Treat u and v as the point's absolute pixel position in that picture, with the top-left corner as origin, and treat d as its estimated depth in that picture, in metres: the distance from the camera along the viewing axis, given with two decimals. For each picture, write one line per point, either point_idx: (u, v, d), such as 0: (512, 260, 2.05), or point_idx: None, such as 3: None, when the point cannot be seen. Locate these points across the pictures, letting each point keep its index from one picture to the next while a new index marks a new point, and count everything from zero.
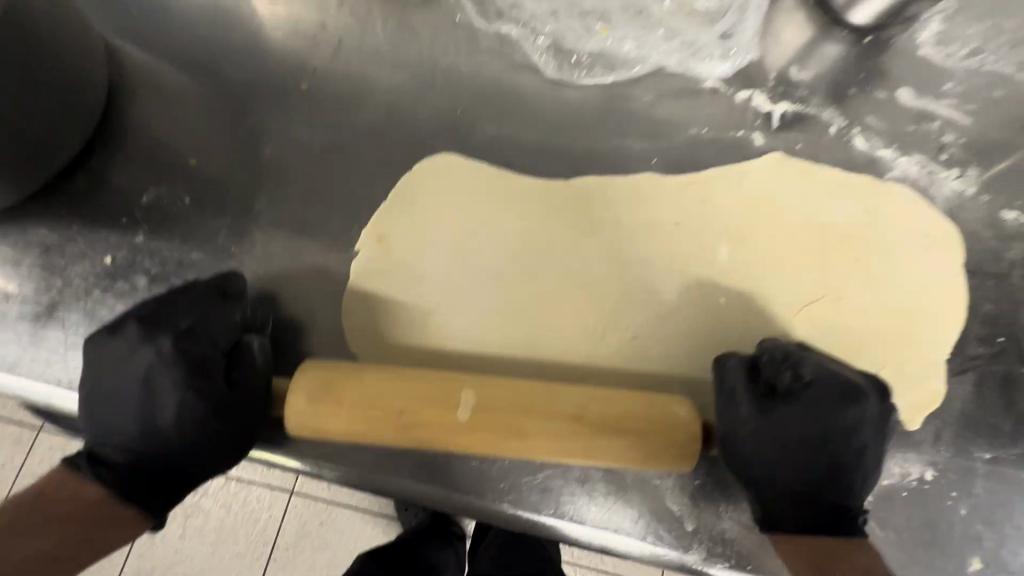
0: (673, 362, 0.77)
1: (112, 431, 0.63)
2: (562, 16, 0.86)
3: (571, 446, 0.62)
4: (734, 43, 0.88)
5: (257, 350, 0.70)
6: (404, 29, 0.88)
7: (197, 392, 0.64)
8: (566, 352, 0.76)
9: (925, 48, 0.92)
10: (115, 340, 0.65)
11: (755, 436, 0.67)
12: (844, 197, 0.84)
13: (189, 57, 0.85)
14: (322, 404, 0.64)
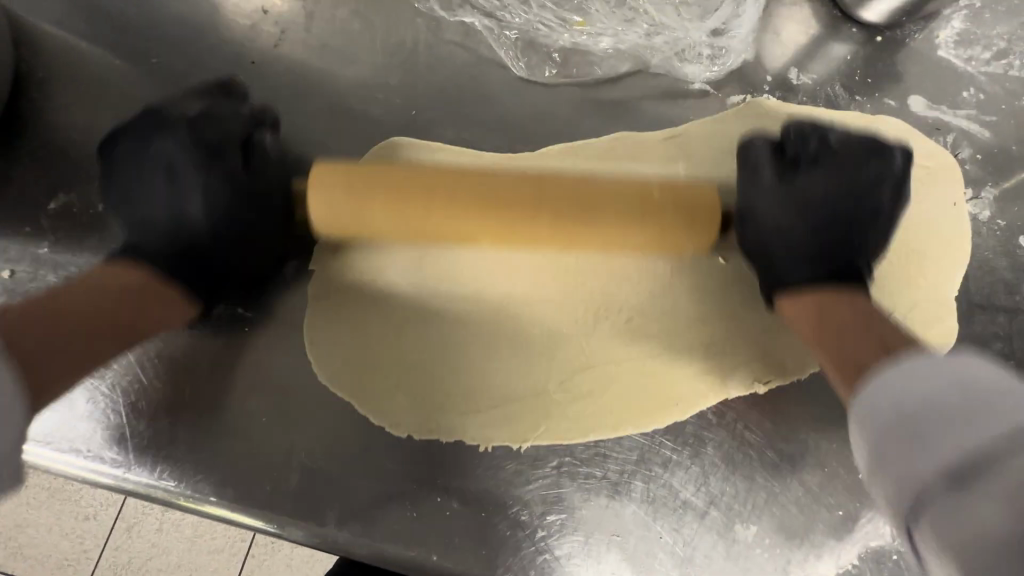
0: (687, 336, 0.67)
1: (143, 216, 0.61)
2: (535, 8, 0.78)
3: (583, 207, 0.62)
4: (726, 43, 0.79)
5: (269, 147, 0.65)
6: (358, 18, 0.79)
7: (214, 178, 0.61)
8: (559, 356, 0.66)
9: (944, 49, 0.84)
10: (127, 139, 0.62)
11: (785, 239, 0.64)
12: None
13: (112, 39, 0.76)
14: (330, 213, 0.63)
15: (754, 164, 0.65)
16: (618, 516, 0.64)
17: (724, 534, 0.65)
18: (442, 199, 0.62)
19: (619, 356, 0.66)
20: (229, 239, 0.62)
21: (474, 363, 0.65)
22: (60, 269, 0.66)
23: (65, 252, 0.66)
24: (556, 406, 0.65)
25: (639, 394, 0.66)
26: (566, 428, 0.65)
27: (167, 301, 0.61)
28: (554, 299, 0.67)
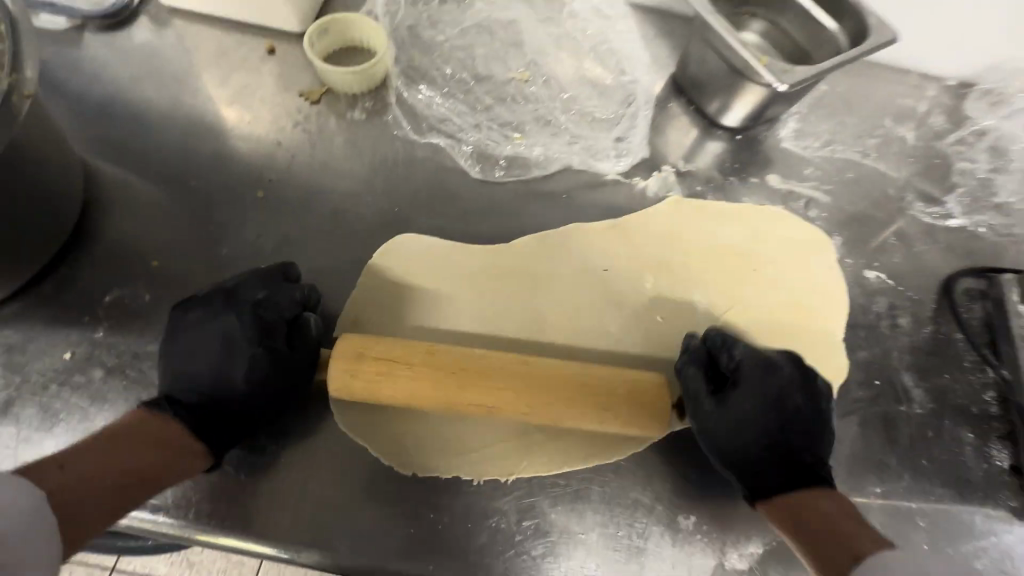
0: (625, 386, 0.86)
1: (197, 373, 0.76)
2: (484, 130, 1.06)
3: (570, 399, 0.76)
4: (627, 146, 1.07)
5: (314, 326, 0.82)
6: (350, 143, 1.04)
7: (262, 350, 0.76)
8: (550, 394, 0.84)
9: (787, 141, 1.14)
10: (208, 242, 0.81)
11: (717, 424, 0.78)
12: (731, 225, 1.01)
13: (161, 170, 0.98)
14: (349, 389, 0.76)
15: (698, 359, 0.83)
16: (581, 516, 0.78)
17: (670, 525, 0.79)
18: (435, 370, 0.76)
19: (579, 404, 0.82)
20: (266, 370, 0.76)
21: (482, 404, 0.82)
22: (112, 348, 0.81)
23: (118, 335, 0.82)
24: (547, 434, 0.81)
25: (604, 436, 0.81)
26: (554, 453, 0.80)
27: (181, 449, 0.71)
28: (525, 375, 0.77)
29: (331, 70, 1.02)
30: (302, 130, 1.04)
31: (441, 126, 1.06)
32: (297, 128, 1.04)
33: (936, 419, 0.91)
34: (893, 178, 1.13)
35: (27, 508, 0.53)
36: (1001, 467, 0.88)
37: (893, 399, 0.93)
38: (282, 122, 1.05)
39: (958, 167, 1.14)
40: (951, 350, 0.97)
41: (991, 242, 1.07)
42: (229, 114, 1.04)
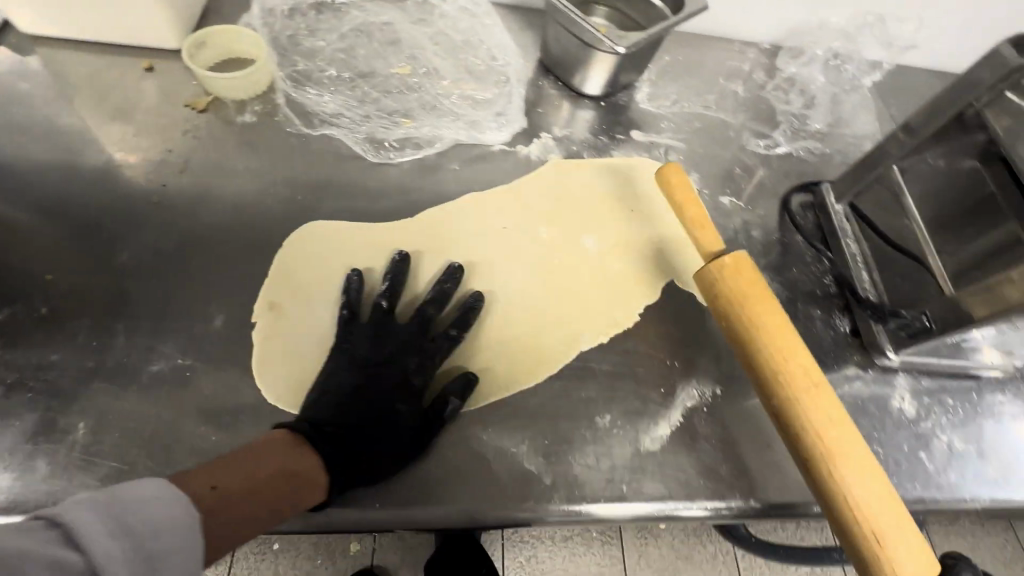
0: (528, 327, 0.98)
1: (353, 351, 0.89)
2: (374, 119, 1.14)
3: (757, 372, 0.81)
4: (506, 119, 1.20)
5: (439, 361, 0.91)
6: (245, 145, 1.08)
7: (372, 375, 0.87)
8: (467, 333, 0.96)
9: (643, 103, 1.33)
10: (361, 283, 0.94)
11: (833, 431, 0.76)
12: (607, 177, 1.18)
13: (45, 192, 0.97)
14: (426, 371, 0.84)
15: None
16: (511, 434, 0.86)
17: (589, 425, 0.88)
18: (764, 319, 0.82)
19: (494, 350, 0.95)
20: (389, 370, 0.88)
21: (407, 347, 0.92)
22: (11, 364, 0.80)
23: (17, 350, 0.80)
24: (465, 365, 0.93)
25: (523, 367, 0.93)
26: (474, 378, 0.91)
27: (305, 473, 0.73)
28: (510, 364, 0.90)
29: (214, 77, 1.06)
30: (193, 138, 1.07)
31: (333, 119, 1.13)
32: (187, 137, 1.07)
33: (790, 304, 1.10)
34: (731, 122, 1.35)
35: (183, 522, 0.57)
36: (844, 332, 1.08)
37: None
38: (172, 133, 1.06)
39: (778, 108, 1.38)
40: (794, 249, 1.17)
41: (812, 162, 1.31)
42: (113, 132, 1.05)
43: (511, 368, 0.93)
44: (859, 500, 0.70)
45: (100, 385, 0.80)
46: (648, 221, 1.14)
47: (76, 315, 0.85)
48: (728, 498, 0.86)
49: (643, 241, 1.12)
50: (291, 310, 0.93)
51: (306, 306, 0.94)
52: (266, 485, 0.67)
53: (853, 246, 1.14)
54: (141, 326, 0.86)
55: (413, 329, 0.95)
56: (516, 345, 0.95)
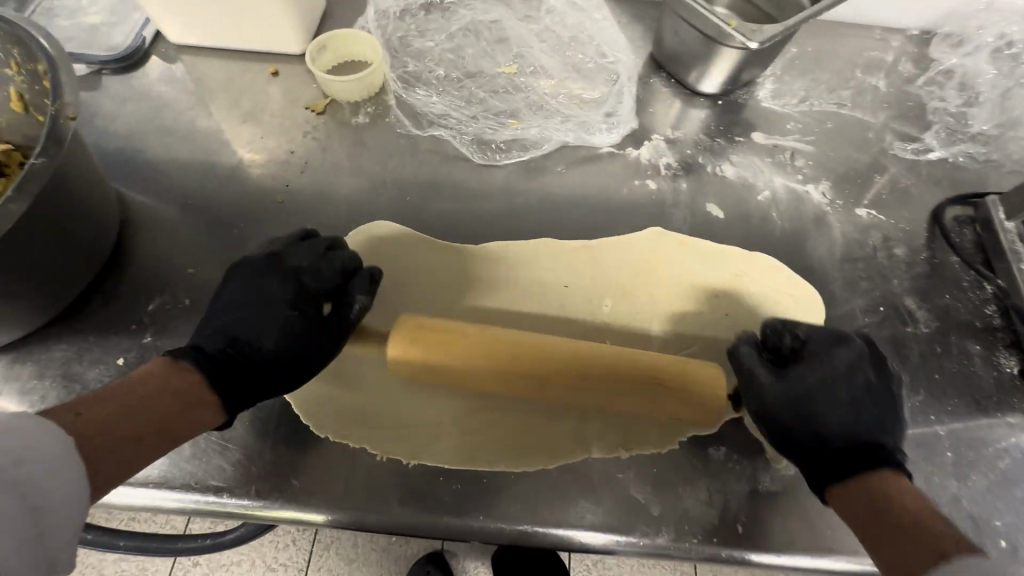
0: (551, 407, 0.85)
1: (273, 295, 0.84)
2: (481, 120, 1.13)
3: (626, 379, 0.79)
4: (616, 121, 1.14)
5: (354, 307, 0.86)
6: (358, 146, 1.11)
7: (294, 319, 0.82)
8: (527, 400, 0.85)
9: (766, 101, 1.21)
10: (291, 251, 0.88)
11: (777, 394, 0.80)
12: (712, 267, 0.99)
13: (188, 189, 1.06)
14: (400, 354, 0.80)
15: (748, 361, 0.82)
16: (619, 458, 0.82)
17: (701, 455, 0.83)
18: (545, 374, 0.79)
19: (499, 418, 0.84)
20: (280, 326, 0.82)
21: (469, 407, 0.84)
22: (161, 350, 0.87)
23: (166, 337, 0.88)
24: (529, 433, 0.83)
25: (502, 448, 0.82)
26: (539, 449, 0.82)
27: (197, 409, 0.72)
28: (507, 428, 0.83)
29: (334, 80, 1.09)
30: (312, 140, 1.11)
31: (442, 121, 1.13)
32: (307, 139, 1.11)
33: (942, 335, 0.96)
34: (871, 122, 1.19)
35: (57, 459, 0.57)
36: (1011, 373, 0.93)
37: (899, 321, 0.97)
38: (295, 134, 1.12)
39: (930, 106, 1.20)
40: (946, 272, 1.02)
41: (970, 170, 1.13)
42: (243, 134, 1.12)
43: (505, 441, 0.82)
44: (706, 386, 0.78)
45: None
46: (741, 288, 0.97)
47: None
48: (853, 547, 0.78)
49: (731, 316, 0.95)
50: None
51: None
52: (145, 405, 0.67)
53: None
54: None
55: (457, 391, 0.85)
56: (524, 424, 0.84)
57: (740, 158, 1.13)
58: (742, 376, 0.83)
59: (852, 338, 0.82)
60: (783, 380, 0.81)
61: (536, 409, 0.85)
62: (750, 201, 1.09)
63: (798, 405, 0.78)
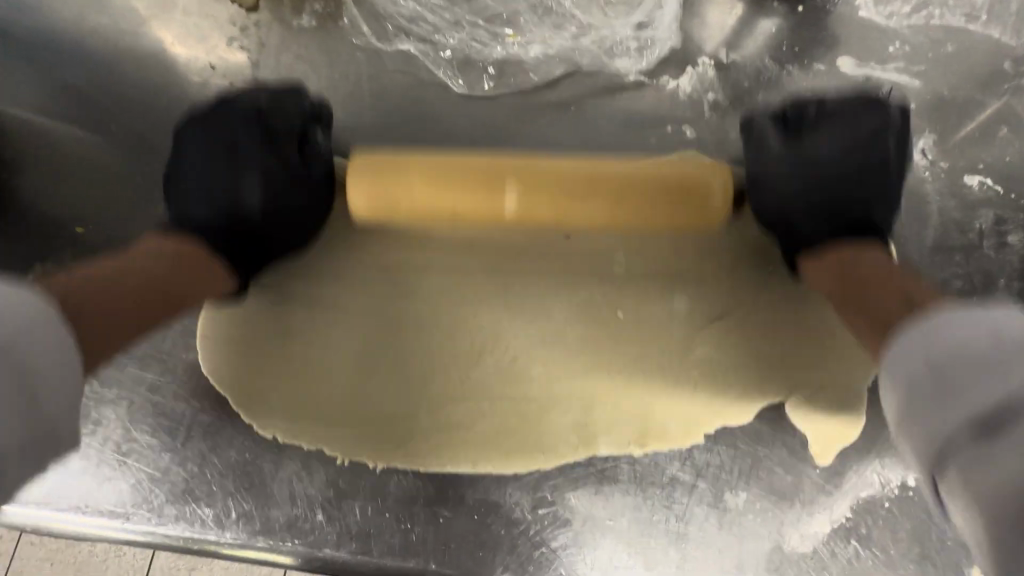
0: (566, 386, 0.63)
1: (211, 140, 0.64)
2: (466, 26, 0.82)
3: (622, 198, 0.61)
4: (651, 34, 0.82)
5: (323, 137, 0.67)
6: (301, 60, 0.83)
7: (255, 170, 0.63)
8: (520, 385, 0.63)
9: (865, 9, 0.87)
10: (223, 124, 0.65)
11: (782, 165, 0.65)
12: None
13: (81, 113, 0.81)
14: (373, 206, 0.62)
15: (759, 134, 0.68)
16: (609, 501, 0.65)
17: (716, 504, 0.66)
18: (565, 190, 0.61)
19: (490, 401, 0.63)
20: (232, 167, 0.63)
21: (448, 391, 0.63)
22: None
23: None
24: (523, 425, 0.63)
25: (501, 443, 0.63)
26: (535, 446, 0.63)
27: (209, 267, 0.59)
28: (505, 418, 0.63)
29: None
30: (239, 48, 0.83)
31: (410, 30, 0.82)
32: (234, 47, 0.83)
33: None
34: (1008, 48, 0.85)
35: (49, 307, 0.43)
36: None
37: None
38: (216, 39, 0.83)
39: None
40: None
41: None
42: (146, 33, 0.83)
43: (500, 433, 0.63)
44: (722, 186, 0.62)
45: (131, 373, 0.67)
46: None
47: None
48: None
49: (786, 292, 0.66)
50: None
51: None
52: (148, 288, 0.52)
53: None
54: None
55: (432, 367, 0.64)
56: (526, 416, 0.63)
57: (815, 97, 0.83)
58: (748, 141, 0.68)
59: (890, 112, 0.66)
60: (793, 152, 0.65)
61: (545, 392, 0.63)
62: None
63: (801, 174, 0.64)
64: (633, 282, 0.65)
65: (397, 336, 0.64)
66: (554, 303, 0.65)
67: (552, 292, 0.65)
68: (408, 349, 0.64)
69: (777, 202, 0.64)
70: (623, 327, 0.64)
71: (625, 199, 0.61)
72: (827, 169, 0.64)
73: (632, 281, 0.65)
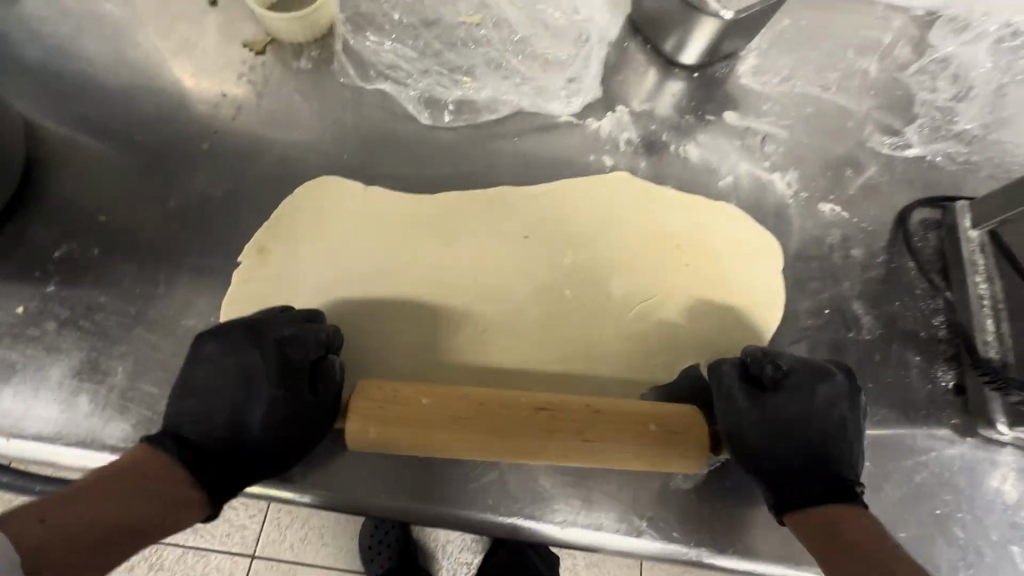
0: (528, 353, 0.87)
1: (204, 388, 0.73)
2: (432, 73, 1.03)
3: (592, 420, 0.72)
4: (578, 86, 1.05)
5: (338, 367, 0.79)
6: (298, 93, 1.02)
7: (282, 396, 0.73)
8: (490, 356, 0.87)
9: (746, 78, 1.13)
10: (218, 339, 0.75)
11: (753, 425, 0.76)
12: (678, 212, 0.98)
13: (111, 127, 0.98)
14: (381, 430, 0.71)
15: (727, 386, 0.79)
16: None
17: None
18: (525, 420, 0.72)
19: (473, 367, 0.86)
20: (245, 416, 0.73)
21: (439, 365, 0.86)
22: (64, 301, 0.83)
23: (70, 289, 0.83)
24: (494, 386, 0.85)
25: None
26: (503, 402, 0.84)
27: (182, 491, 0.65)
28: (484, 378, 0.85)
29: (269, 14, 0.96)
30: (247, 81, 1.02)
31: (390, 74, 1.04)
32: (242, 80, 1.02)
33: (883, 344, 0.94)
34: (851, 111, 1.12)
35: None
36: (945, 387, 0.91)
37: (842, 325, 0.95)
38: (228, 73, 1.02)
39: (919, 98, 1.13)
40: (901, 280, 0.98)
41: (948, 172, 1.08)
42: (169, 65, 1.01)
43: (484, 393, 0.85)
44: (670, 441, 0.72)
45: (140, 334, 0.81)
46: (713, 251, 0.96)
47: (122, 260, 0.86)
48: (745, 544, 0.79)
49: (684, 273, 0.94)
50: (276, 259, 0.88)
51: (292, 252, 0.89)
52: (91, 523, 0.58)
53: (981, 286, 0.93)
54: (181, 281, 0.86)
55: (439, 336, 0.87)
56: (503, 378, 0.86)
57: (708, 140, 1.06)
58: (718, 394, 0.80)
59: (837, 371, 0.79)
60: (753, 404, 0.77)
61: (511, 360, 0.86)
62: (707, 187, 1.03)
63: (743, 426, 0.76)
64: (573, 273, 0.92)
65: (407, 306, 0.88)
66: (515, 285, 0.90)
67: (516, 282, 0.91)
68: (416, 322, 0.87)
69: (753, 458, 0.75)
70: (571, 308, 0.90)
71: (586, 441, 0.71)
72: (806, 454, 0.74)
73: (573, 272, 0.92)
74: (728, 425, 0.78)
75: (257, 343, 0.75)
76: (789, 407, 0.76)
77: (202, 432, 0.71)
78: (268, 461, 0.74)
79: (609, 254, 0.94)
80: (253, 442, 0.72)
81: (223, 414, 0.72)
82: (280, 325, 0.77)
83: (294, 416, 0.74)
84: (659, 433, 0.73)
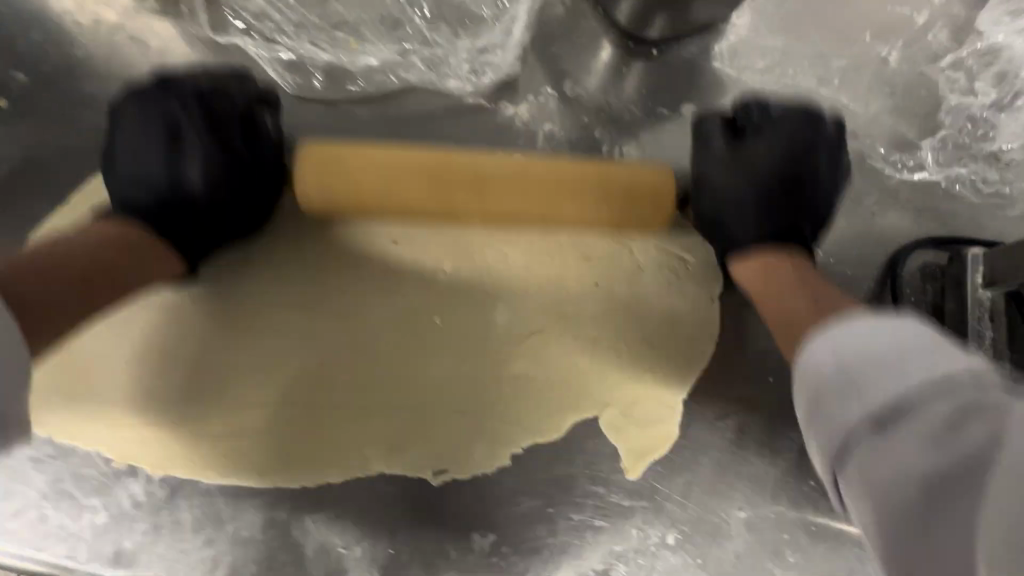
0: (367, 398, 0.71)
1: (134, 151, 0.65)
2: (305, 29, 0.81)
3: (515, 172, 0.70)
4: (490, 59, 0.82)
5: (271, 125, 0.71)
6: (128, 39, 0.80)
7: (210, 146, 0.66)
8: (319, 399, 0.71)
9: (719, 60, 0.88)
10: (132, 159, 0.65)
11: (724, 165, 0.71)
12: (589, 227, 0.76)
13: None
14: (321, 179, 0.70)
15: (708, 134, 0.73)
16: (343, 529, 0.70)
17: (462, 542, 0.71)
18: (405, 179, 0.70)
19: (297, 411, 0.71)
20: (183, 169, 0.65)
21: (255, 404, 0.71)
22: None
23: None
24: (323, 435, 0.70)
25: (307, 452, 0.70)
26: (330, 455, 0.70)
27: (157, 254, 0.65)
28: (309, 426, 0.70)
29: None
30: (66, 20, 0.80)
31: (251, 25, 0.80)
32: (61, 20, 0.80)
33: None
34: (850, 115, 0.87)
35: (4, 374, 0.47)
36: None
37: (787, 401, 0.75)
38: (46, 10, 0.80)
39: (947, 102, 0.86)
40: None
41: (969, 205, 0.83)
42: None
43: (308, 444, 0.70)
44: (610, 184, 0.71)
45: None
46: (629, 273, 0.75)
47: None
48: None
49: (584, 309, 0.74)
50: None
51: None
52: (92, 253, 0.59)
53: None
54: None
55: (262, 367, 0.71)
56: (331, 427, 0.70)
57: (652, 143, 0.84)
58: (695, 150, 0.74)
59: (826, 119, 0.72)
60: (752, 200, 0.70)
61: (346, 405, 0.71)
62: None
63: (728, 200, 0.71)
64: (439, 302, 0.73)
65: (232, 331, 0.72)
66: (363, 313, 0.72)
67: (364, 308, 0.72)
68: (235, 348, 0.71)
69: (733, 235, 0.71)
70: (429, 347, 0.72)
71: (511, 236, 0.75)
72: (765, 167, 0.70)
73: (439, 300, 0.73)
74: (710, 193, 0.72)
75: (180, 93, 0.67)
76: (768, 138, 0.70)
77: (143, 187, 0.64)
78: (205, 208, 0.67)
79: (491, 278, 0.74)
80: (200, 206, 0.66)
81: (154, 172, 0.65)
82: (192, 107, 0.67)
83: (235, 186, 0.68)
84: (605, 209, 0.72)
